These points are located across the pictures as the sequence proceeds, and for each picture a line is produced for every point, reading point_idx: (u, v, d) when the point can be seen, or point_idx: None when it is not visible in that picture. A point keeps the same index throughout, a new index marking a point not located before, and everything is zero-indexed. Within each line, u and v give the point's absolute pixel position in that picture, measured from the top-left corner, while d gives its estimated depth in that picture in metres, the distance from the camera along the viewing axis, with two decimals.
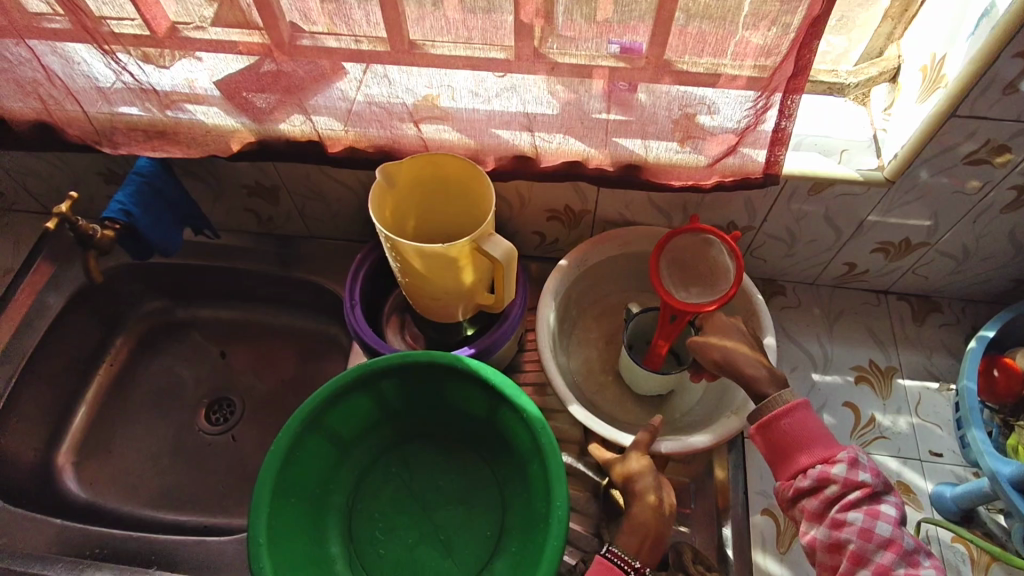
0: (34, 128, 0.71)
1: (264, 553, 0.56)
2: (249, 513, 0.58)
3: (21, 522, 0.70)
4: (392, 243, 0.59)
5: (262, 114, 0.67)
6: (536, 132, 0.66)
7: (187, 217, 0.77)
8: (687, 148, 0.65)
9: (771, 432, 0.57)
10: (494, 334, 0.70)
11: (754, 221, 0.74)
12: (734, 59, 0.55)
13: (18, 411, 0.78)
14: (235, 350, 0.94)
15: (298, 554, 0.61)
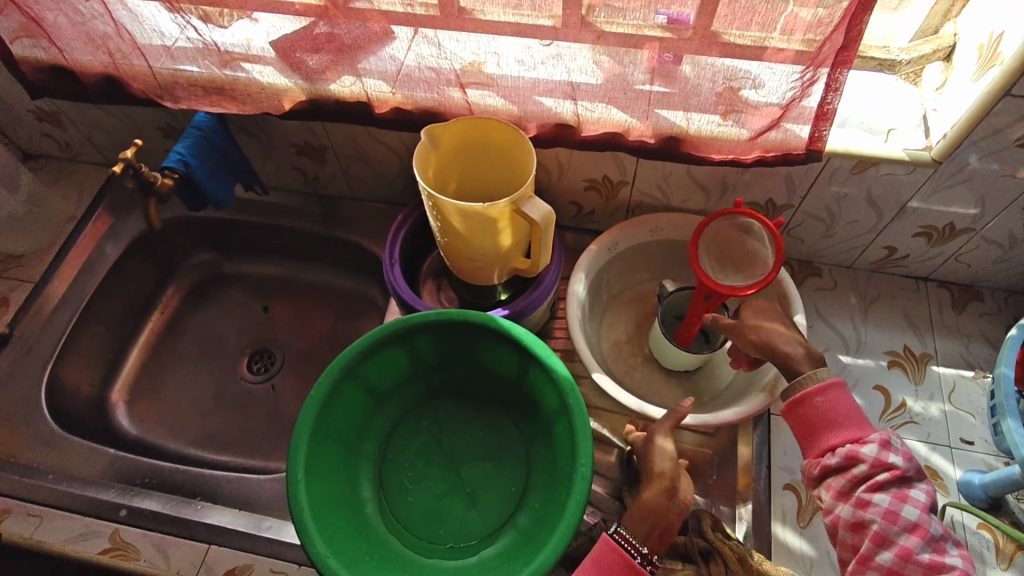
0: (101, 82, 0.75)
1: (302, 489, 0.59)
2: (289, 451, 0.61)
3: (77, 449, 0.75)
4: (434, 202, 0.61)
5: (314, 74, 0.69)
6: (579, 101, 0.67)
7: (238, 172, 0.80)
8: (729, 122, 0.65)
9: (803, 410, 0.58)
10: (528, 298, 0.72)
11: (793, 199, 0.74)
12: (783, 32, 0.55)
13: (78, 349, 0.84)
14: (277, 305, 0.98)
15: (333, 494, 0.64)
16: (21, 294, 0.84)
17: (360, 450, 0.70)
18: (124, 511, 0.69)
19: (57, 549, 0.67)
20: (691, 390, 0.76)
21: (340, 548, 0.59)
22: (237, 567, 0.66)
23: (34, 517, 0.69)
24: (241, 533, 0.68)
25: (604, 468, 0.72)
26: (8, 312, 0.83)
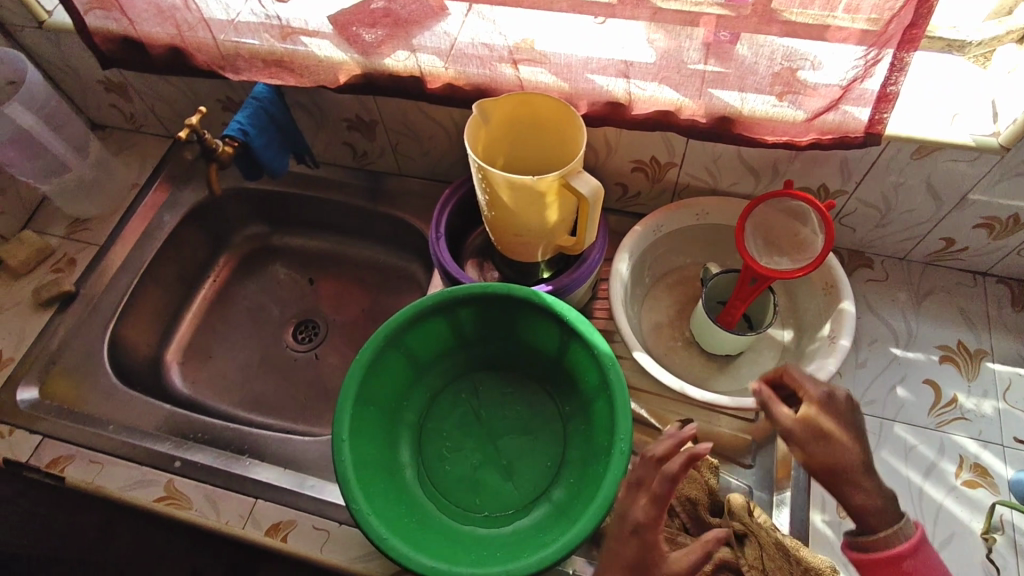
0: (167, 53, 0.78)
1: (346, 448, 0.61)
2: (335, 411, 0.63)
3: (135, 403, 0.79)
4: (484, 174, 0.62)
5: (369, 48, 0.70)
6: (632, 79, 0.66)
7: (293, 144, 0.82)
8: (784, 103, 0.64)
9: (887, 566, 0.54)
10: (572, 276, 0.73)
11: (847, 185, 0.72)
12: (846, 11, 0.54)
13: (137, 310, 0.88)
14: (322, 277, 1.00)
15: (374, 456, 0.66)
16: (87, 256, 0.88)
17: (401, 417, 0.72)
18: (178, 463, 0.73)
19: (117, 494, 0.71)
20: (732, 376, 0.75)
21: (381, 509, 0.61)
22: (282, 522, 0.68)
23: (96, 464, 0.73)
24: (287, 490, 0.70)
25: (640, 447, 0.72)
26: (75, 272, 0.87)
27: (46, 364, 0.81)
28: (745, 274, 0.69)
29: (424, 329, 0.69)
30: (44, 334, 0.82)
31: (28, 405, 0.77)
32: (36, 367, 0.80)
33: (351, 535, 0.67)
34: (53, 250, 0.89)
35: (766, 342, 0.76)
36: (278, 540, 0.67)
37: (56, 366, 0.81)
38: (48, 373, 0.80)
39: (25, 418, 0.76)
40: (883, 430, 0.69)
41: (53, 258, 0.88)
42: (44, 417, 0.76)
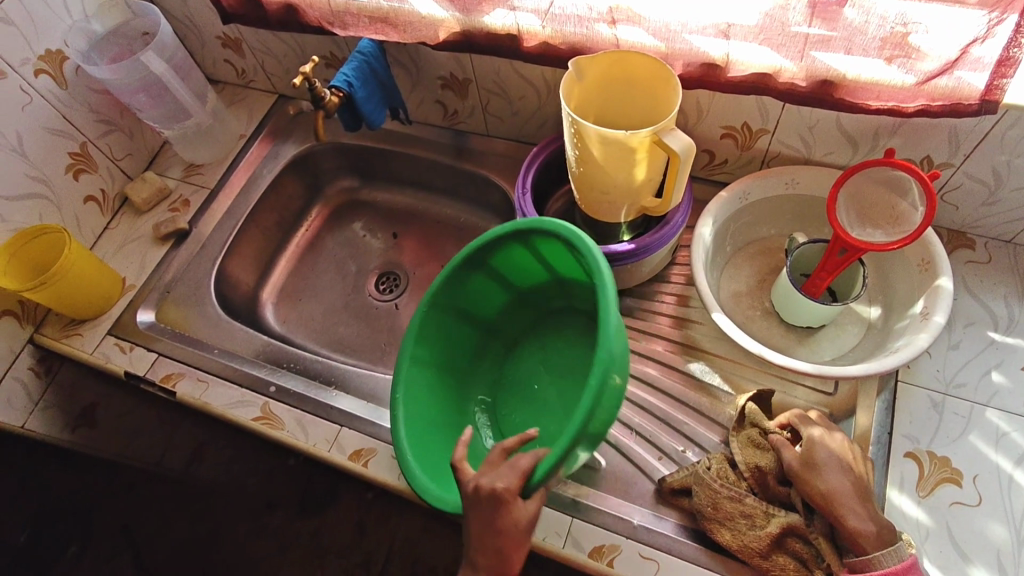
0: (282, 10, 0.83)
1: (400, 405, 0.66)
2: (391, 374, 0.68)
3: (238, 333, 0.86)
4: (576, 128, 0.64)
5: (470, 5, 0.73)
6: (732, 40, 0.66)
7: (390, 100, 0.86)
8: (892, 67, 0.62)
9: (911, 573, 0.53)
10: (655, 237, 0.73)
11: (954, 157, 0.69)
12: None
13: (240, 251, 0.96)
14: (405, 233, 1.05)
15: (435, 403, 0.70)
16: (199, 198, 0.96)
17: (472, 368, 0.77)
18: (273, 388, 0.79)
19: (219, 411, 0.78)
20: (813, 349, 0.74)
21: (427, 454, 0.65)
22: (364, 449, 0.73)
23: (202, 383, 0.80)
24: (368, 421, 0.76)
25: (710, 411, 0.73)
26: (189, 212, 0.95)
27: (162, 291, 0.89)
28: (835, 245, 0.68)
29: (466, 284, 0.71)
30: (161, 265, 0.91)
31: (146, 326, 0.86)
32: (153, 294, 0.89)
33: None
34: (170, 191, 0.97)
35: (850, 318, 0.75)
36: (359, 464, 0.72)
37: (170, 295, 0.89)
38: (163, 301, 0.89)
39: (142, 337, 0.85)
40: (973, 414, 0.67)
41: (170, 198, 0.97)
42: (159, 338, 0.85)
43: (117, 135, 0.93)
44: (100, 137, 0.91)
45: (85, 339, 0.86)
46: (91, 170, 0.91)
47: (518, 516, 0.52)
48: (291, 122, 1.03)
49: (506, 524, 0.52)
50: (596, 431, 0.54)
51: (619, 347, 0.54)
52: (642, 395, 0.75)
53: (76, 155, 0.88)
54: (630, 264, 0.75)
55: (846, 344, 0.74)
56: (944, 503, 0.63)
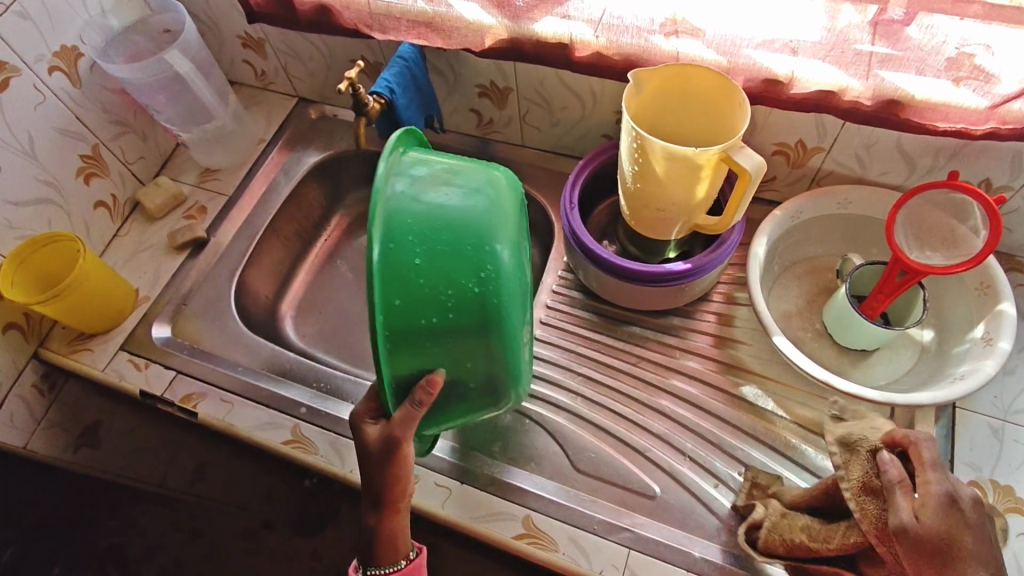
0: (315, 11, 0.79)
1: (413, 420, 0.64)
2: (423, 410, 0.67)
3: (261, 349, 0.81)
4: (640, 142, 0.62)
5: (520, 13, 0.70)
6: (799, 57, 0.64)
7: (428, 107, 0.83)
8: (963, 88, 0.60)
9: None
10: (710, 256, 0.71)
11: (1015, 180, 0.68)
12: None
13: (259, 261, 0.91)
14: None
15: None
16: (216, 205, 0.91)
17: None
18: (303, 409, 0.75)
19: (247, 434, 0.73)
20: (867, 372, 0.72)
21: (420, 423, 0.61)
22: None
23: (227, 404, 0.76)
24: None
25: (765, 435, 0.70)
26: (206, 219, 0.90)
27: (179, 304, 0.84)
28: (894, 267, 0.66)
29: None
30: (177, 276, 0.86)
31: (162, 342, 0.81)
32: (168, 307, 0.84)
33: (471, 493, 0.69)
34: (185, 197, 0.92)
35: (903, 341, 0.73)
36: None
37: (186, 307, 0.84)
38: (178, 314, 0.83)
39: (158, 353, 0.80)
40: None
41: (185, 205, 0.92)
42: (176, 354, 0.80)
43: (130, 137, 0.88)
44: (113, 139, 0.86)
45: (95, 354, 0.80)
46: (103, 174, 0.86)
47: (368, 435, 0.58)
48: (313, 127, 0.99)
49: (361, 444, 0.59)
50: (421, 339, 0.50)
51: (394, 251, 0.48)
52: (691, 418, 0.73)
53: (88, 157, 0.83)
54: (681, 283, 0.72)
55: (901, 368, 0.72)
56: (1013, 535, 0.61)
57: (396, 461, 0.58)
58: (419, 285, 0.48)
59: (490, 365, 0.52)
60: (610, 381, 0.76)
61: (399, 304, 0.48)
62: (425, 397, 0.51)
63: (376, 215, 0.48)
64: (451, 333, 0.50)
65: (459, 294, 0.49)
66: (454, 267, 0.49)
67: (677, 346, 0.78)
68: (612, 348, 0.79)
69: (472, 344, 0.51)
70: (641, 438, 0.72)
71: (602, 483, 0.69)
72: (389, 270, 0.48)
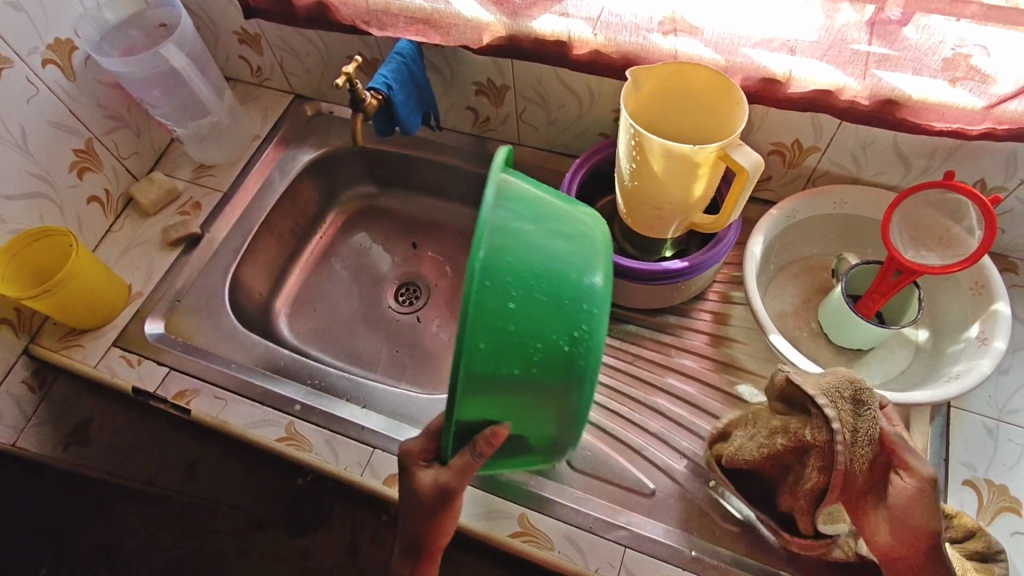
0: (313, 7, 0.79)
1: None
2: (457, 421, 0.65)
3: (256, 346, 0.81)
4: (639, 140, 0.62)
5: (519, 10, 0.70)
6: (797, 56, 0.64)
7: (425, 104, 0.83)
8: (959, 89, 0.61)
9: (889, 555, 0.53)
10: (707, 254, 0.71)
11: (1009, 181, 0.68)
12: None
13: (254, 258, 0.90)
14: (425, 242, 1.01)
15: None
16: (211, 201, 0.91)
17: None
18: (298, 406, 0.74)
19: (240, 431, 0.73)
20: (862, 371, 0.73)
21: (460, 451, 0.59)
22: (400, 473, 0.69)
23: (220, 400, 0.75)
24: (397, 440, 0.72)
25: None
26: (200, 215, 0.90)
27: (172, 300, 0.83)
28: (890, 267, 0.67)
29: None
30: (170, 272, 0.85)
31: (154, 338, 0.80)
32: (162, 303, 0.83)
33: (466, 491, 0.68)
34: (179, 193, 0.91)
35: (898, 341, 0.74)
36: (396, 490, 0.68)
37: (180, 304, 0.83)
38: (172, 310, 0.83)
39: (151, 350, 0.79)
40: None
41: (179, 201, 0.91)
42: (168, 350, 0.79)
43: (124, 132, 0.88)
44: (107, 134, 0.85)
45: (86, 350, 0.79)
46: (97, 169, 0.85)
47: (423, 482, 0.54)
48: (308, 123, 0.98)
49: (411, 490, 0.54)
50: (497, 389, 0.46)
51: (490, 290, 0.43)
52: (687, 417, 0.73)
53: (81, 152, 0.82)
54: (678, 281, 0.72)
55: (895, 367, 0.72)
56: (1007, 534, 0.62)
57: (449, 509, 0.54)
58: (511, 330, 0.44)
59: (557, 420, 0.50)
60: (606, 380, 0.76)
61: (485, 350, 0.44)
62: (487, 449, 0.49)
63: (479, 242, 0.43)
64: (527, 386, 0.46)
65: (545, 348, 0.45)
66: (549, 319, 0.46)
67: (673, 345, 0.78)
68: (608, 346, 0.79)
69: (546, 398, 0.48)
70: (637, 437, 0.72)
71: (598, 481, 0.69)
72: (481, 309, 0.43)
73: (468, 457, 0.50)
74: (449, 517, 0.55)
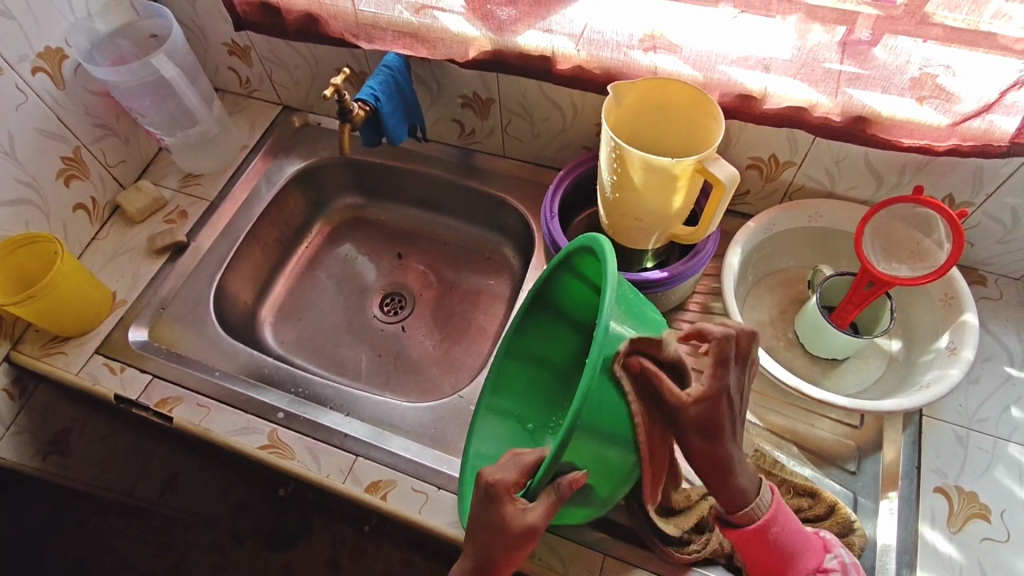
0: (302, 20, 0.81)
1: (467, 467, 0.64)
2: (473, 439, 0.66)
3: (239, 353, 0.81)
4: (619, 152, 0.63)
5: (503, 26, 0.73)
6: (771, 74, 0.66)
7: (412, 116, 0.85)
8: (926, 107, 0.63)
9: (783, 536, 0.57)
10: (686, 264, 0.73)
11: (976, 196, 0.71)
12: (992, 18, 0.54)
13: (239, 267, 0.91)
14: (409, 253, 1.02)
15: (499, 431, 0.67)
16: (198, 210, 0.91)
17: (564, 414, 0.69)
18: (281, 414, 0.75)
19: (222, 439, 0.73)
20: (836, 380, 0.74)
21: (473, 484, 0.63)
22: (382, 481, 0.70)
23: (203, 408, 0.75)
24: (380, 448, 0.72)
25: None
26: (187, 224, 0.90)
27: (156, 308, 0.83)
28: (862, 278, 0.68)
29: (531, 335, 0.68)
30: (155, 280, 0.85)
31: (138, 345, 0.80)
32: (147, 310, 0.83)
33: (448, 500, 0.68)
34: (166, 202, 0.92)
35: (871, 351, 0.75)
36: (378, 497, 0.68)
37: (165, 312, 0.83)
38: (157, 318, 0.83)
39: (134, 357, 0.79)
40: (996, 449, 0.68)
41: (166, 209, 0.91)
42: (153, 358, 0.79)
43: (112, 140, 0.88)
44: (95, 142, 0.86)
45: (69, 357, 0.79)
46: (83, 177, 0.85)
47: (511, 520, 0.50)
48: (296, 134, 1.00)
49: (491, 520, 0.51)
50: (596, 440, 0.50)
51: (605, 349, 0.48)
52: None
53: (69, 159, 0.83)
54: (658, 291, 0.73)
55: (868, 378, 0.74)
56: (976, 538, 0.63)
57: (522, 547, 0.51)
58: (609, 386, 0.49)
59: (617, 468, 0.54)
60: None
61: (595, 398, 0.48)
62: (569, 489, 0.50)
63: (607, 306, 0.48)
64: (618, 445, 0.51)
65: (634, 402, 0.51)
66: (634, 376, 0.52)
67: None
68: None
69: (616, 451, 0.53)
70: None
71: None
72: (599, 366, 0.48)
73: (555, 498, 0.50)
74: (511, 561, 0.53)
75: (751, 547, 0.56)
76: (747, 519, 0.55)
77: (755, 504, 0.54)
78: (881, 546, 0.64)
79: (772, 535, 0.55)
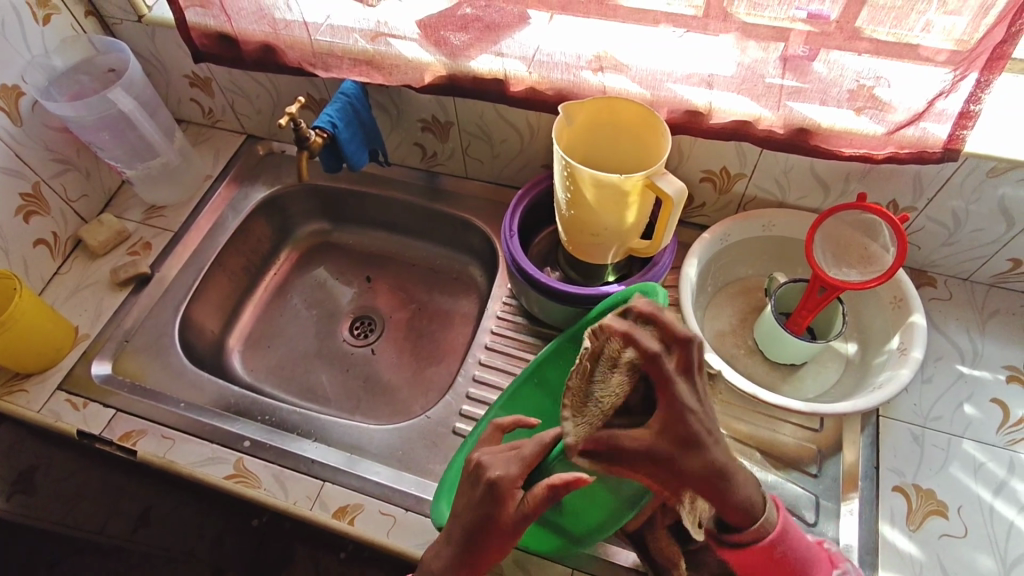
0: (259, 50, 0.82)
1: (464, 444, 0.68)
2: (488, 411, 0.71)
3: (206, 382, 0.81)
4: (570, 171, 0.65)
5: (457, 51, 0.74)
6: (714, 90, 0.69)
7: (372, 140, 0.86)
8: (862, 117, 0.66)
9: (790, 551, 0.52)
10: (645, 275, 0.74)
11: (918, 202, 0.73)
12: (920, 31, 0.57)
13: (205, 296, 0.91)
14: (378, 275, 1.03)
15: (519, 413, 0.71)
16: (162, 240, 0.91)
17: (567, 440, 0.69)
18: (247, 443, 0.74)
19: (186, 470, 0.72)
20: (797, 384, 0.76)
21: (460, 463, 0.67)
22: (350, 505, 0.69)
23: (167, 440, 0.75)
24: (348, 473, 0.72)
25: None
26: (150, 255, 0.90)
27: (120, 340, 0.83)
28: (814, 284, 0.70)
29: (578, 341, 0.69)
30: (119, 312, 0.85)
31: (102, 379, 0.79)
32: (110, 344, 0.82)
33: (416, 522, 0.68)
34: (130, 234, 0.92)
35: (829, 355, 0.77)
36: (345, 522, 0.68)
37: (129, 344, 0.83)
38: (121, 351, 0.82)
39: (98, 392, 0.78)
40: (951, 447, 0.69)
41: (129, 241, 0.91)
42: (116, 392, 0.78)
43: (72, 175, 0.88)
44: (55, 177, 0.86)
45: (30, 395, 0.78)
46: (43, 212, 0.85)
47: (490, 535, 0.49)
48: (260, 163, 1.00)
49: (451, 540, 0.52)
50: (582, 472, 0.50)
51: None
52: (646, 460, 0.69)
53: (28, 196, 0.83)
54: None
55: (825, 382, 0.76)
56: (936, 536, 0.64)
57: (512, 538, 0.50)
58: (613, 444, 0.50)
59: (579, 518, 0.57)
60: None
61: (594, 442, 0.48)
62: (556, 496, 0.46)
63: None
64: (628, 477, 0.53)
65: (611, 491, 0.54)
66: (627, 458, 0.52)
67: None
68: None
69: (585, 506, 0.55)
70: None
71: None
72: None
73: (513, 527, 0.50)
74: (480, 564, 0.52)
75: (754, 563, 0.52)
76: (755, 535, 0.50)
77: (763, 519, 0.50)
78: (843, 546, 0.64)
79: (779, 552, 0.51)
